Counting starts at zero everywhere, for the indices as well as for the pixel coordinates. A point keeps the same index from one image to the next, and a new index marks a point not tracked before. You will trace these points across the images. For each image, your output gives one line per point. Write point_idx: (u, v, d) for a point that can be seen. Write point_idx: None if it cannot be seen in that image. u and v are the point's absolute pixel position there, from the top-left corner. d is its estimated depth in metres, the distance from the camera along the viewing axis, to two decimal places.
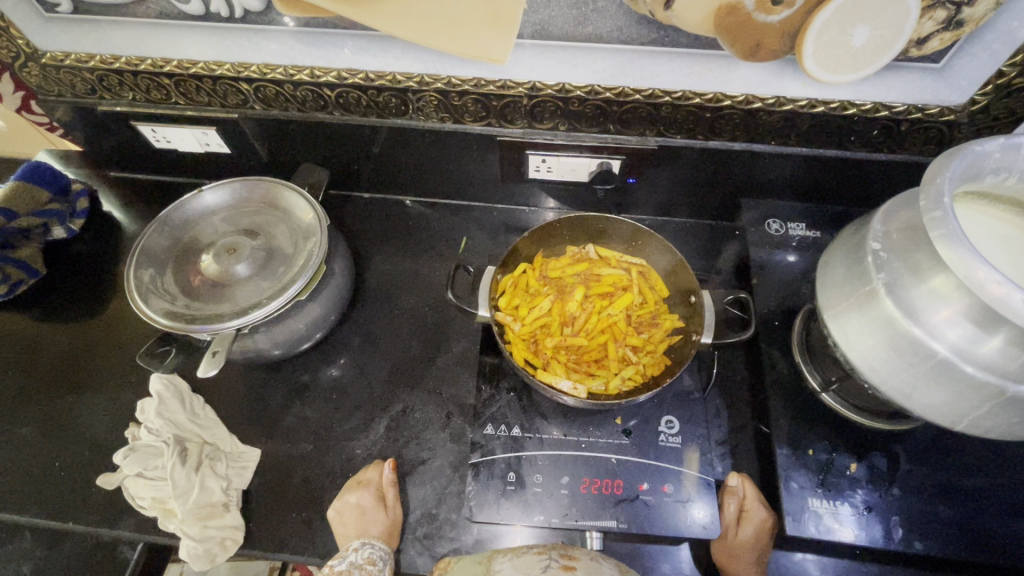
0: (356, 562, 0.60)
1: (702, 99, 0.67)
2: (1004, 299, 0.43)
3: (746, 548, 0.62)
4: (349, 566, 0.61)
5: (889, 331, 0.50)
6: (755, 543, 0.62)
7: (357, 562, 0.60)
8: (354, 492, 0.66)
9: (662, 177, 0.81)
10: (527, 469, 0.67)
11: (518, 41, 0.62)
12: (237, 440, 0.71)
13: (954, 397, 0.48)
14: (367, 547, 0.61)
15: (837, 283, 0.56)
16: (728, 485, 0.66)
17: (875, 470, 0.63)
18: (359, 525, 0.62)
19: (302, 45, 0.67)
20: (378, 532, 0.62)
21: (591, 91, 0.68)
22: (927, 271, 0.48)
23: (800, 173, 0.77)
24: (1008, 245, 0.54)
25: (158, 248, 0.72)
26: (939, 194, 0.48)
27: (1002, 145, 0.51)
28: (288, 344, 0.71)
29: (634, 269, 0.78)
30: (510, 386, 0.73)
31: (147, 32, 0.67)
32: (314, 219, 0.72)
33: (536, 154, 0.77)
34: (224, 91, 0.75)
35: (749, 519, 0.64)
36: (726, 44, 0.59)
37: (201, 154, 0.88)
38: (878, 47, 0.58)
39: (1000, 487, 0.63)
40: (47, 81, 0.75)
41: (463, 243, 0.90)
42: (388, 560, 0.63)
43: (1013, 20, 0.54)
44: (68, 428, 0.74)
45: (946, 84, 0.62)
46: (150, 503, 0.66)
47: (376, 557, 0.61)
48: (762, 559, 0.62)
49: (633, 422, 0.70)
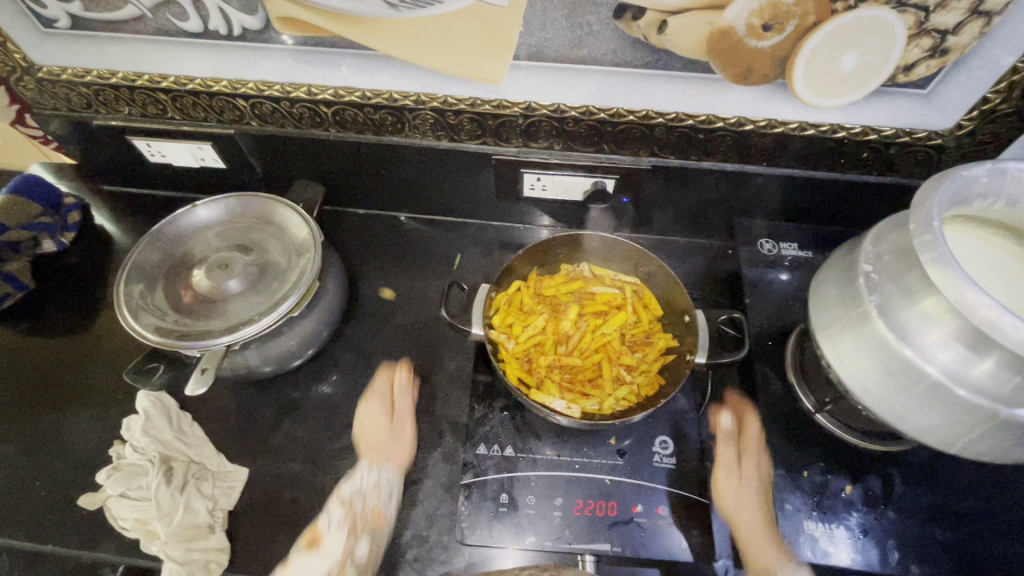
0: (362, 488, 0.66)
1: (695, 121, 0.68)
2: (994, 323, 0.43)
3: (747, 482, 0.63)
4: (355, 493, 0.66)
5: (881, 352, 0.50)
6: (754, 480, 0.63)
7: (362, 488, 0.66)
8: (365, 400, 0.74)
9: (655, 196, 0.82)
10: (520, 490, 0.66)
11: (514, 62, 0.64)
12: (224, 460, 0.70)
13: (947, 421, 0.49)
14: (374, 474, 0.67)
15: (829, 303, 0.56)
16: (723, 424, 0.69)
17: (869, 491, 0.63)
18: (373, 446, 0.69)
19: (299, 63, 0.67)
20: (387, 452, 0.69)
21: (585, 111, 0.69)
22: (918, 293, 0.48)
23: (793, 194, 0.78)
24: (997, 268, 0.55)
25: (149, 262, 0.71)
26: (928, 217, 0.49)
27: (989, 171, 0.52)
28: (279, 361, 0.71)
29: (628, 286, 0.78)
30: (504, 405, 0.72)
31: (146, 49, 0.68)
32: (308, 236, 0.71)
33: (531, 173, 0.78)
34: (221, 108, 0.75)
35: (748, 456, 0.65)
36: (718, 68, 0.61)
37: (195, 169, 0.87)
38: (866, 73, 0.59)
39: (995, 510, 0.62)
40: (42, 95, 0.76)
41: (458, 260, 0.90)
42: (400, 489, 0.67)
43: (997, 48, 0.56)
44: (50, 445, 0.72)
45: (933, 109, 0.63)
46: (132, 524, 0.63)
47: (380, 484, 0.66)
48: (765, 487, 0.63)
49: (627, 442, 0.69)
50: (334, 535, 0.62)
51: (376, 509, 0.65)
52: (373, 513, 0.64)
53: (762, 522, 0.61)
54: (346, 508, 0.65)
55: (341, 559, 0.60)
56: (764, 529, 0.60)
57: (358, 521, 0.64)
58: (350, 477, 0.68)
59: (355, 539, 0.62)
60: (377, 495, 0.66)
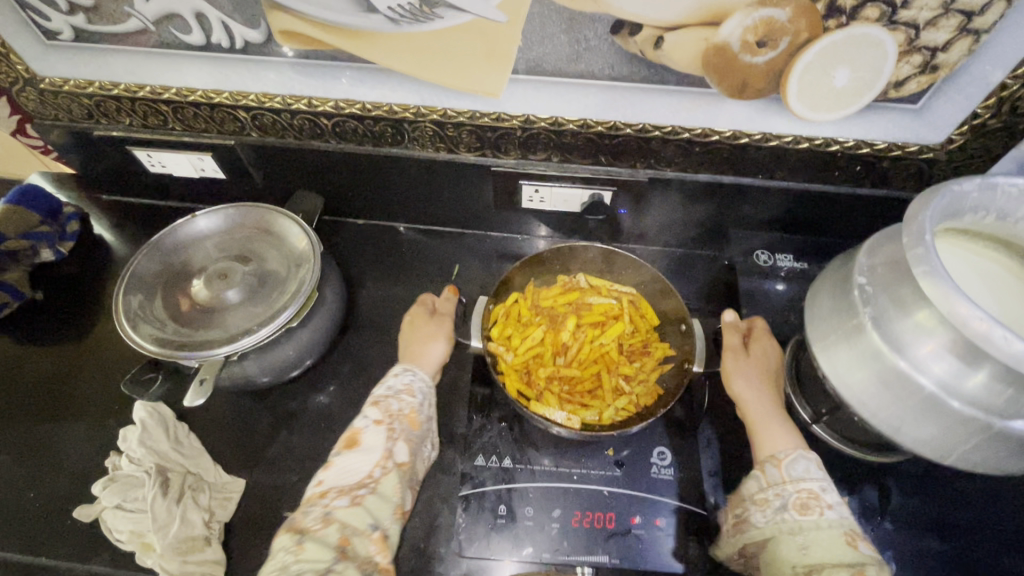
0: (395, 388, 0.66)
1: (691, 134, 0.69)
2: (988, 336, 0.43)
3: (755, 370, 0.67)
4: (387, 391, 0.66)
5: (877, 364, 0.51)
6: (760, 367, 0.67)
7: (394, 387, 0.66)
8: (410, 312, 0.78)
9: (652, 208, 0.83)
10: (518, 502, 0.66)
11: (512, 76, 0.65)
12: (220, 471, 0.69)
13: (942, 432, 0.49)
14: (407, 379, 0.67)
15: (825, 315, 0.57)
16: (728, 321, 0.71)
17: (866, 502, 0.63)
18: (414, 355, 0.72)
19: (300, 75, 0.68)
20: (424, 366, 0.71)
21: (583, 124, 0.70)
22: (911, 305, 0.49)
23: (788, 206, 0.78)
24: (990, 281, 0.55)
25: (148, 272, 0.71)
26: (921, 231, 0.49)
27: (979, 186, 0.53)
28: (277, 371, 0.71)
29: (626, 297, 0.78)
30: (502, 415, 0.72)
31: (149, 61, 0.69)
32: (307, 246, 0.72)
33: (529, 184, 0.79)
34: (222, 119, 0.76)
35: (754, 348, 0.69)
36: (713, 82, 0.62)
37: (195, 180, 0.88)
38: (858, 88, 0.60)
39: (991, 521, 0.63)
40: (44, 105, 0.76)
41: (456, 270, 0.90)
42: (432, 395, 0.69)
43: (985, 65, 0.57)
44: (45, 456, 0.72)
45: (924, 124, 0.64)
46: (128, 536, 0.62)
47: (415, 387, 0.67)
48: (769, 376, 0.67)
49: (625, 453, 0.69)
50: (374, 433, 0.60)
51: (412, 409, 0.64)
52: (409, 416, 0.64)
53: (769, 404, 0.64)
54: (381, 408, 0.63)
55: (383, 458, 0.59)
56: (771, 409, 0.64)
57: (395, 420, 0.62)
58: (384, 381, 0.68)
59: (395, 440, 0.61)
60: (412, 397, 0.65)
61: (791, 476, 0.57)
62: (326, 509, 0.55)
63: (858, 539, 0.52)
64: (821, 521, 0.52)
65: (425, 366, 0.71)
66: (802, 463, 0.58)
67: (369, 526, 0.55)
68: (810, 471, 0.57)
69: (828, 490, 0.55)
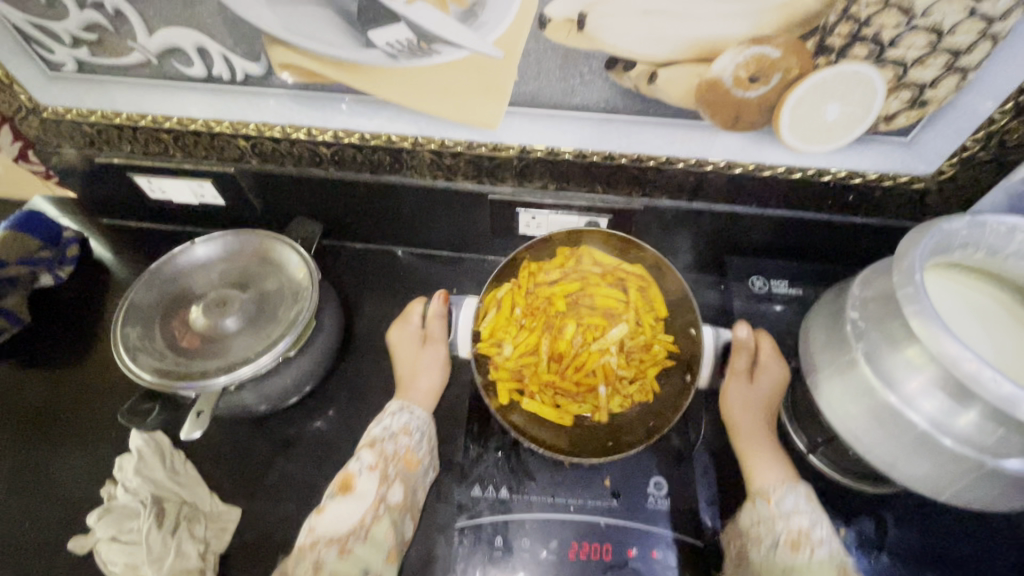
0: (392, 430, 0.67)
1: (686, 164, 0.70)
2: (978, 377, 0.44)
3: (756, 395, 0.69)
4: (386, 431, 0.67)
5: (870, 399, 0.51)
6: (762, 390, 0.69)
7: (392, 428, 0.68)
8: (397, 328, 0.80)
9: (648, 235, 0.83)
10: (515, 533, 0.65)
11: (509, 108, 0.66)
12: (216, 500, 0.69)
13: (937, 468, 0.49)
14: (403, 418, 0.69)
15: (818, 348, 0.57)
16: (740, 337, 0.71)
17: (863, 534, 0.63)
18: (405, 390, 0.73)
19: (299, 106, 0.69)
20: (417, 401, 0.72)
21: (579, 155, 0.71)
22: (903, 341, 0.49)
23: (782, 233, 0.79)
24: (982, 314, 0.56)
25: (146, 303, 0.72)
26: (911, 268, 0.50)
27: (969, 223, 0.54)
28: (275, 399, 0.71)
29: (631, 282, 0.75)
30: (499, 443, 0.72)
31: (151, 92, 0.70)
32: (306, 275, 0.72)
33: (525, 211, 0.79)
34: (222, 147, 0.77)
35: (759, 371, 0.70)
36: (706, 115, 0.63)
37: (196, 207, 0.89)
38: (849, 122, 0.62)
39: (987, 553, 0.63)
40: (47, 133, 0.77)
41: (454, 295, 0.90)
42: (430, 430, 0.70)
43: (973, 101, 0.59)
44: (40, 485, 0.72)
45: (915, 156, 0.65)
46: (123, 569, 0.62)
47: (411, 426, 0.68)
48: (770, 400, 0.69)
49: (622, 482, 0.69)
50: (366, 479, 0.62)
51: (408, 451, 0.66)
52: (405, 457, 0.65)
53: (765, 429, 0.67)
54: (376, 450, 0.65)
55: (375, 502, 0.61)
56: (765, 435, 0.66)
57: (391, 465, 0.64)
58: (382, 419, 0.69)
59: (388, 483, 0.63)
60: (409, 437, 0.67)
61: (780, 511, 0.59)
62: (316, 558, 0.58)
63: (849, 571, 0.55)
64: (812, 558, 0.55)
65: (421, 399, 0.72)
66: (791, 497, 0.60)
67: (359, 573, 0.58)
68: (799, 505, 0.59)
69: (818, 524, 0.57)
